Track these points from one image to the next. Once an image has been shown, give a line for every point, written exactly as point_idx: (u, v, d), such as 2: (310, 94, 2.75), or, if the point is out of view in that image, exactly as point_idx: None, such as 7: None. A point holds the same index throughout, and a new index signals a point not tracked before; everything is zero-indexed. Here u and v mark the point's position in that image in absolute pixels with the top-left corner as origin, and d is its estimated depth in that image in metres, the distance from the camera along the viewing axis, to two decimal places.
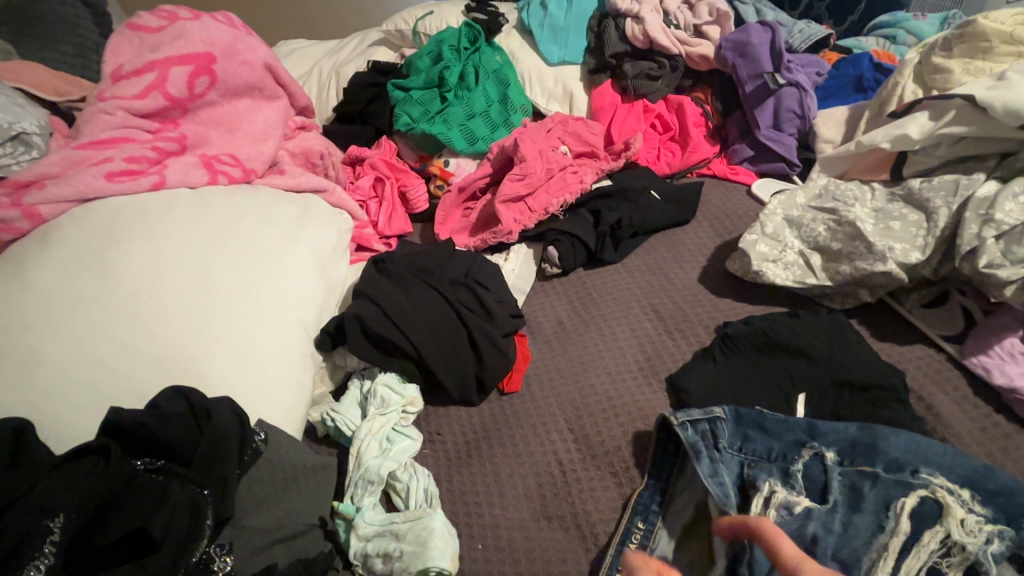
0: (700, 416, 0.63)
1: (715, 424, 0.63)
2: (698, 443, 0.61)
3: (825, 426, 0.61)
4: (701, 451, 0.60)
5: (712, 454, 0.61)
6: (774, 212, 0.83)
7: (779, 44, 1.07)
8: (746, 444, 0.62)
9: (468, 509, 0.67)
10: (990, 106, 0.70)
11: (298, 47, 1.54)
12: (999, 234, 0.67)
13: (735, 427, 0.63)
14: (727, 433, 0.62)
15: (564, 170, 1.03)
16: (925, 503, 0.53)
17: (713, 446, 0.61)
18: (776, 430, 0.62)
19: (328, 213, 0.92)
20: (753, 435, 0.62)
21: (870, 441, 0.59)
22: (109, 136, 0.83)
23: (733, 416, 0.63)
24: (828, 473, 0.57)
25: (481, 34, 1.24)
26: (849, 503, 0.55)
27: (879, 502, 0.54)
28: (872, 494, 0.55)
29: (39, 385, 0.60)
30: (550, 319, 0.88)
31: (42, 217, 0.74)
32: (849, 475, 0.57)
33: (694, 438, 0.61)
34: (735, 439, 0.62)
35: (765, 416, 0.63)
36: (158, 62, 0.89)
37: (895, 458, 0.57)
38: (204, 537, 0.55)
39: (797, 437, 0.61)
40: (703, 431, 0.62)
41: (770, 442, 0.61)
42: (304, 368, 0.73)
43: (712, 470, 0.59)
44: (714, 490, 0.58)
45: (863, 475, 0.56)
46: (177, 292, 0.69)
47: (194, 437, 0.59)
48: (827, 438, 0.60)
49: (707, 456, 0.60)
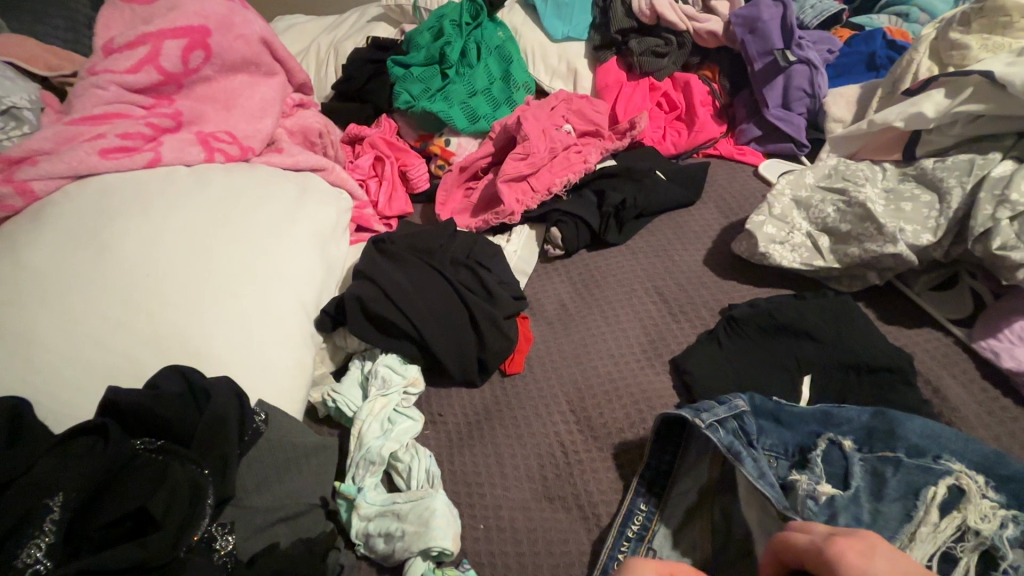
0: (727, 415, 0.60)
1: (741, 420, 0.61)
2: (733, 443, 0.58)
3: (840, 414, 0.60)
4: (740, 452, 0.57)
5: (748, 453, 0.58)
6: (782, 193, 0.81)
7: (791, 20, 1.03)
8: (762, 438, 0.60)
9: (469, 490, 0.67)
10: (1010, 81, 0.68)
11: (295, 22, 1.50)
12: (1014, 215, 0.65)
13: (755, 419, 0.61)
14: (751, 427, 0.60)
15: (568, 150, 1.01)
16: (950, 491, 0.53)
17: (744, 444, 0.59)
18: (791, 422, 0.61)
19: (328, 192, 0.90)
20: (767, 427, 0.61)
21: (887, 426, 0.58)
22: (102, 112, 0.81)
23: (752, 408, 0.61)
24: (848, 459, 0.57)
25: (483, 9, 1.21)
26: (872, 491, 0.55)
27: (904, 488, 0.54)
28: (895, 480, 0.55)
29: (35, 364, 0.59)
30: (553, 301, 0.87)
31: (35, 194, 0.73)
32: (870, 461, 0.57)
33: (727, 438, 0.58)
34: (756, 435, 0.60)
35: (780, 408, 0.62)
36: (150, 35, 0.86)
37: (915, 443, 0.56)
38: (205, 515, 0.55)
39: (812, 426, 0.60)
40: (734, 430, 0.59)
41: (785, 435, 0.61)
42: (306, 348, 0.72)
43: (756, 469, 0.56)
44: (769, 492, 0.54)
45: (885, 461, 0.56)
46: (174, 271, 0.68)
47: (194, 416, 0.59)
48: (841, 425, 0.60)
49: (750, 458, 0.56)
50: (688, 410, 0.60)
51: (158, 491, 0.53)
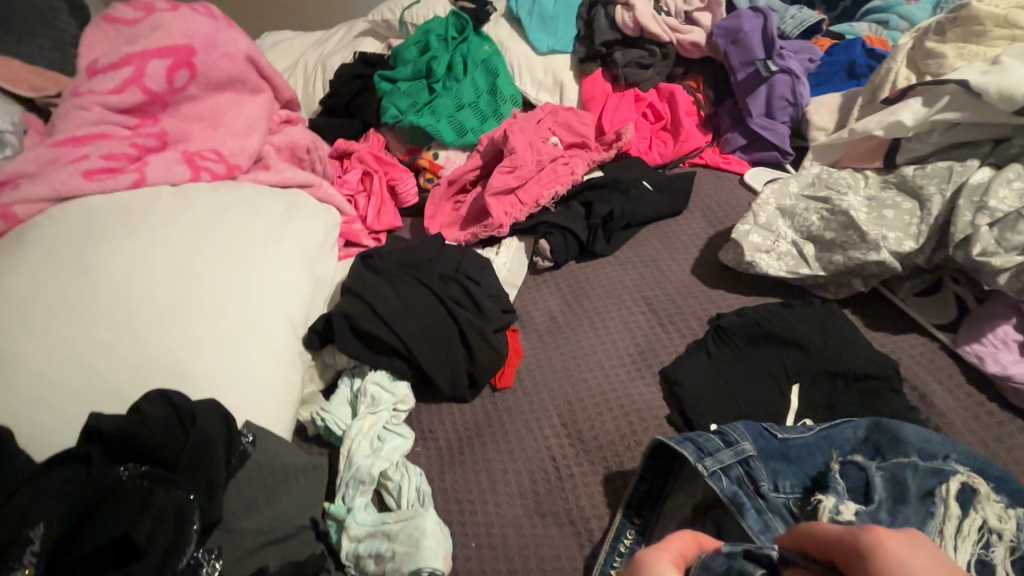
0: (732, 461, 0.58)
1: (748, 466, 0.58)
2: (736, 493, 0.56)
3: (838, 435, 0.61)
4: (744, 504, 0.55)
5: (759, 502, 0.56)
6: (767, 201, 0.82)
7: (771, 30, 1.05)
8: (779, 481, 0.58)
9: (461, 507, 0.66)
10: (985, 91, 0.69)
11: (282, 38, 1.51)
12: (993, 220, 0.66)
13: (764, 457, 0.59)
14: (763, 468, 0.58)
15: (555, 162, 1.01)
16: (964, 489, 0.52)
17: (756, 492, 0.57)
18: (799, 456, 0.59)
19: (316, 209, 0.90)
20: (780, 468, 0.58)
21: (888, 435, 0.59)
22: (86, 132, 0.80)
23: (761, 451, 0.59)
24: (866, 471, 0.56)
25: (469, 22, 1.21)
26: (895, 497, 0.53)
27: (921, 490, 0.53)
28: (913, 483, 0.54)
29: (19, 390, 0.58)
30: (542, 313, 0.87)
31: (18, 218, 0.72)
32: (888, 469, 0.56)
33: (731, 489, 0.56)
34: (770, 479, 0.58)
35: (787, 443, 0.60)
36: (135, 55, 0.86)
37: (920, 447, 0.57)
38: (191, 542, 0.53)
39: (819, 455, 0.59)
40: (738, 478, 0.57)
41: (798, 470, 0.59)
42: (294, 367, 0.72)
43: (759, 522, 0.54)
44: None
45: (902, 466, 0.55)
46: (160, 292, 0.67)
47: (180, 440, 0.58)
48: (840, 446, 0.60)
49: (753, 510, 0.55)
50: (689, 449, 0.58)
51: (142, 518, 0.51)
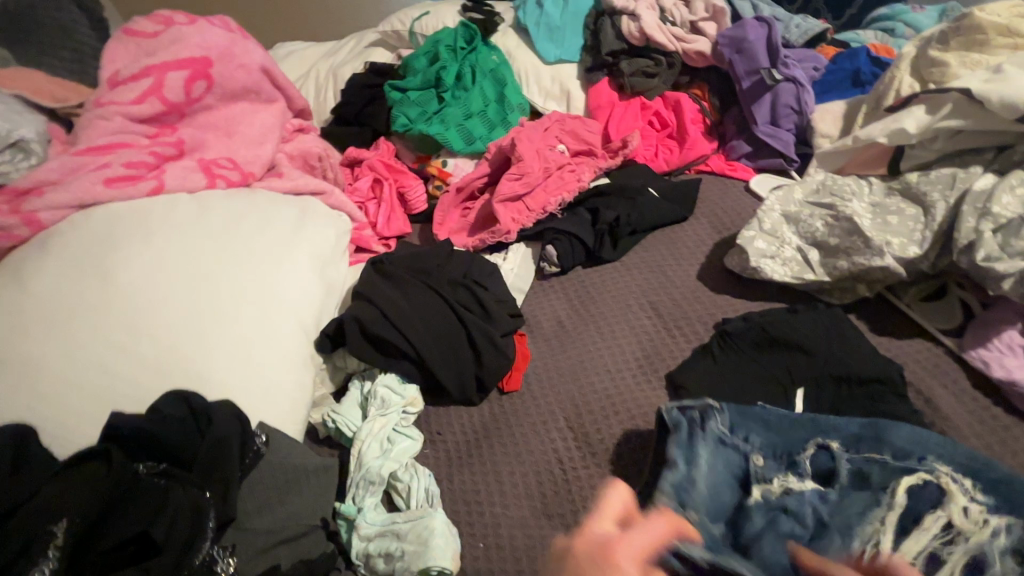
0: (693, 403, 0.62)
1: (708, 411, 0.62)
2: (682, 424, 0.60)
3: (830, 423, 0.61)
4: (679, 430, 0.60)
5: (695, 441, 0.59)
6: (771, 208, 0.83)
7: (775, 40, 1.06)
8: (749, 437, 0.61)
9: (469, 508, 0.67)
10: (987, 98, 0.70)
11: (295, 48, 1.54)
12: (996, 227, 0.67)
13: (735, 424, 0.61)
14: (727, 429, 0.61)
15: (561, 169, 1.03)
16: (928, 486, 0.54)
17: (706, 438, 0.60)
18: (780, 426, 0.61)
19: (327, 216, 0.92)
20: (755, 431, 0.61)
21: (876, 432, 0.59)
22: (107, 142, 0.83)
23: (733, 409, 0.62)
24: (836, 459, 0.58)
25: (477, 33, 1.24)
26: (853, 486, 0.56)
27: (882, 483, 0.55)
28: (876, 476, 0.56)
29: (41, 390, 0.61)
30: (549, 318, 0.88)
31: (41, 224, 0.75)
32: (856, 461, 0.58)
33: (676, 419, 0.61)
34: (734, 429, 0.61)
35: (768, 413, 0.62)
36: (155, 67, 0.89)
37: (901, 447, 0.58)
38: (207, 539, 0.54)
39: (801, 434, 0.61)
40: (692, 417, 0.61)
41: (773, 437, 0.61)
42: (306, 369, 0.74)
43: (691, 452, 0.58)
44: (675, 461, 0.58)
45: (871, 460, 0.57)
46: (176, 295, 0.69)
47: (195, 439, 0.59)
48: (831, 433, 0.60)
49: (686, 438, 0.59)
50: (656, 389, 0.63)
51: (159, 517, 0.53)
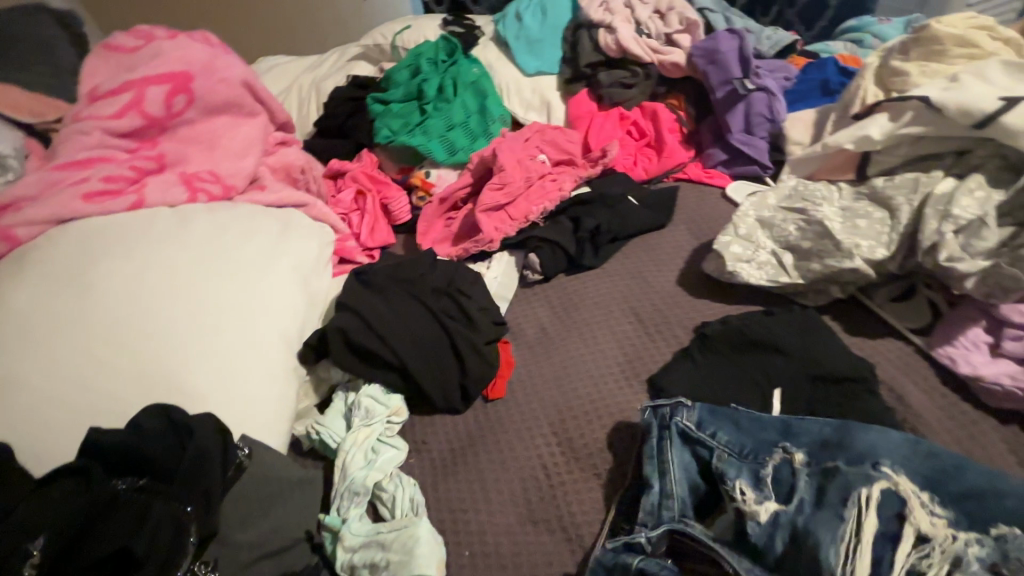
0: (665, 401, 0.67)
1: (679, 409, 0.66)
2: (656, 427, 0.65)
3: (800, 426, 0.62)
4: (652, 433, 0.65)
5: (664, 441, 0.64)
6: (746, 213, 0.86)
7: (747, 51, 1.10)
8: (717, 434, 0.64)
9: (454, 517, 0.67)
10: (945, 106, 0.73)
11: (278, 62, 1.55)
12: (958, 228, 0.70)
13: (704, 421, 0.65)
14: (693, 424, 0.65)
15: (543, 179, 1.04)
16: (888, 495, 0.53)
17: (677, 437, 0.64)
18: (749, 428, 0.64)
19: (310, 228, 0.92)
20: (724, 428, 0.64)
21: (840, 440, 0.59)
22: (87, 156, 0.83)
23: (701, 407, 0.66)
24: (795, 475, 0.58)
25: (458, 47, 1.27)
26: (815, 500, 0.55)
27: (841, 492, 0.54)
28: (834, 485, 0.55)
29: (17, 407, 0.59)
30: (533, 325, 0.89)
31: (18, 240, 0.74)
32: (815, 473, 0.57)
33: (649, 420, 0.66)
34: (701, 424, 0.65)
35: (739, 412, 0.65)
36: (135, 82, 0.89)
37: (857, 454, 0.58)
38: (187, 555, 0.54)
39: (769, 434, 0.63)
40: (663, 415, 0.66)
41: (741, 436, 0.63)
42: (289, 383, 0.73)
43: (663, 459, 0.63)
44: (651, 471, 0.63)
45: (827, 471, 0.56)
46: (156, 309, 0.69)
47: (177, 454, 0.59)
48: (799, 435, 0.61)
49: (660, 442, 0.64)
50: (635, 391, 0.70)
51: (139, 531, 0.52)
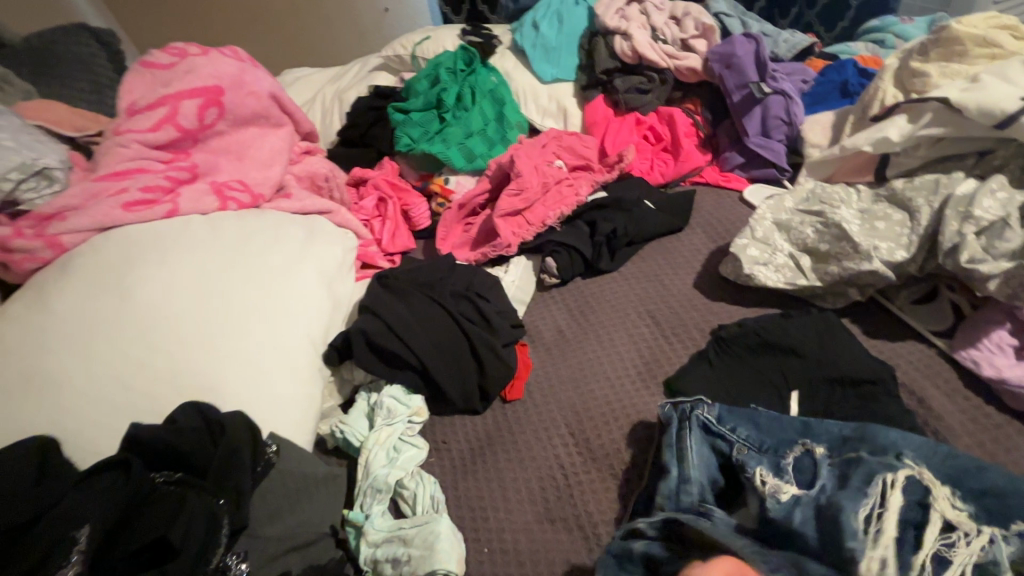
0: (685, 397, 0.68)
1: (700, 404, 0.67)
2: (676, 420, 0.66)
3: (818, 426, 0.62)
4: (672, 425, 0.65)
5: (684, 431, 0.64)
6: (764, 216, 0.85)
7: (763, 55, 1.10)
8: (736, 429, 0.64)
9: (473, 515, 0.69)
10: (965, 107, 0.72)
11: (302, 74, 1.60)
12: (979, 229, 0.69)
13: (724, 417, 0.65)
14: (714, 419, 0.65)
15: (559, 184, 1.06)
16: (913, 481, 0.53)
17: (699, 429, 0.64)
18: (768, 427, 0.63)
19: (334, 234, 0.96)
20: (743, 423, 0.65)
21: (863, 439, 0.59)
22: (126, 168, 0.87)
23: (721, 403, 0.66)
24: (817, 464, 0.58)
25: (476, 56, 1.30)
26: (838, 485, 0.55)
27: (864, 476, 0.54)
28: (856, 471, 0.55)
29: (63, 403, 0.63)
30: (550, 327, 0.90)
31: (64, 247, 0.79)
32: (838, 466, 0.57)
33: (668, 415, 0.67)
34: (721, 419, 0.65)
35: (759, 413, 0.65)
36: (170, 96, 0.94)
37: (881, 447, 0.58)
38: (221, 545, 0.57)
39: (789, 433, 0.62)
40: (682, 411, 0.66)
41: (760, 433, 0.63)
42: (314, 383, 0.76)
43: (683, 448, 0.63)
44: (671, 459, 0.63)
45: (850, 462, 0.56)
46: (190, 311, 0.73)
47: (209, 449, 0.62)
48: (818, 433, 0.61)
49: (681, 433, 0.64)
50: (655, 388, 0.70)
51: (176, 520, 0.55)
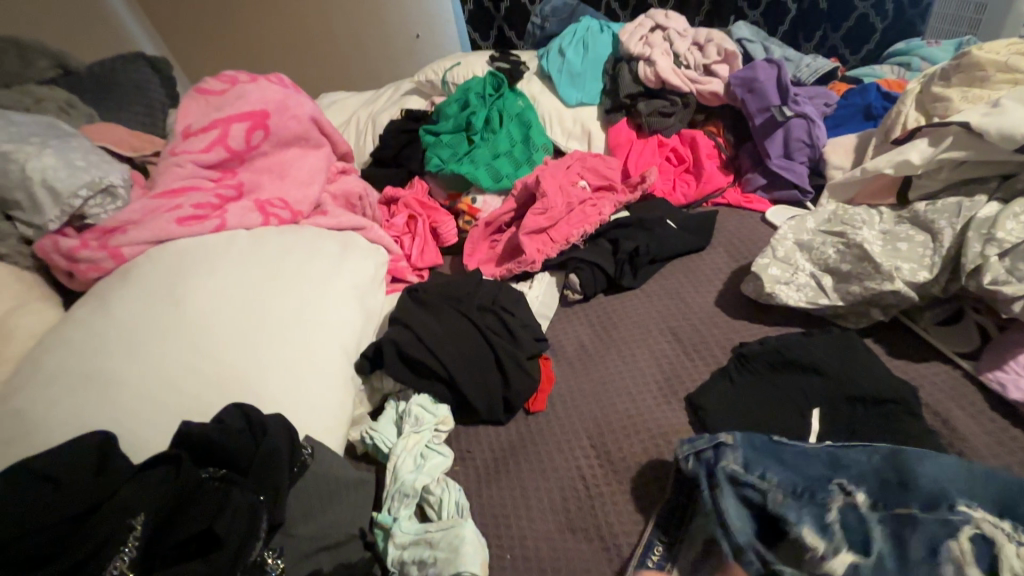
0: (706, 445, 0.62)
1: (722, 449, 0.62)
2: (706, 476, 0.61)
3: (847, 457, 0.61)
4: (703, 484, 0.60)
5: (715, 490, 0.59)
6: (784, 237, 0.87)
7: (785, 79, 1.12)
8: (769, 473, 0.60)
9: (497, 523, 0.71)
10: (986, 130, 0.74)
11: (337, 98, 1.69)
12: (1002, 251, 0.69)
13: (751, 462, 0.61)
14: (741, 467, 0.60)
15: (583, 204, 1.09)
16: (976, 541, 0.51)
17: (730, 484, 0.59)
18: (796, 462, 0.62)
19: (367, 249, 1.01)
20: (773, 467, 0.61)
21: (899, 474, 0.59)
22: (180, 186, 0.94)
23: (743, 441, 0.62)
24: (866, 521, 0.55)
25: (504, 81, 1.35)
26: (897, 556, 0.53)
27: (927, 545, 0.52)
28: (915, 540, 0.53)
29: (121, 401, 0.68)
30: (573, 342, 0.93)
31: (124, 258, 0.85)
32: (888, 524, 0.55)
33: (696, 471, 0.61)
34: (751, 466, 0.60)
35: (783, 449, 0.63)
36: (220, 120, 1.01)
37: (927, 491, 0.56)
38: (260, 538, 0.61)
39: (819, 471, 0.61)
40: (709, 460, 0.62)
41: (793, 475, 0.60)
42: (346, 389, 0.80)
43: (724, 508, 0.57)
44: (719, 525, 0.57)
45: (902, 521, 0.55)
46: (235, 320, 0.78)
47: (251, 450, 0.65)
48: (850, 466, 0.61)
49: (716, 493, 0.59)
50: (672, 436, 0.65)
51: (221, 514, 0.59)
